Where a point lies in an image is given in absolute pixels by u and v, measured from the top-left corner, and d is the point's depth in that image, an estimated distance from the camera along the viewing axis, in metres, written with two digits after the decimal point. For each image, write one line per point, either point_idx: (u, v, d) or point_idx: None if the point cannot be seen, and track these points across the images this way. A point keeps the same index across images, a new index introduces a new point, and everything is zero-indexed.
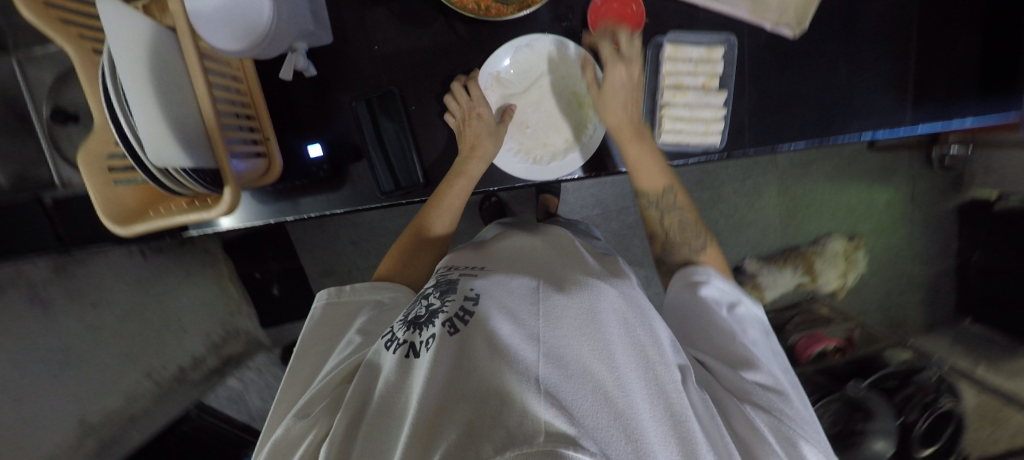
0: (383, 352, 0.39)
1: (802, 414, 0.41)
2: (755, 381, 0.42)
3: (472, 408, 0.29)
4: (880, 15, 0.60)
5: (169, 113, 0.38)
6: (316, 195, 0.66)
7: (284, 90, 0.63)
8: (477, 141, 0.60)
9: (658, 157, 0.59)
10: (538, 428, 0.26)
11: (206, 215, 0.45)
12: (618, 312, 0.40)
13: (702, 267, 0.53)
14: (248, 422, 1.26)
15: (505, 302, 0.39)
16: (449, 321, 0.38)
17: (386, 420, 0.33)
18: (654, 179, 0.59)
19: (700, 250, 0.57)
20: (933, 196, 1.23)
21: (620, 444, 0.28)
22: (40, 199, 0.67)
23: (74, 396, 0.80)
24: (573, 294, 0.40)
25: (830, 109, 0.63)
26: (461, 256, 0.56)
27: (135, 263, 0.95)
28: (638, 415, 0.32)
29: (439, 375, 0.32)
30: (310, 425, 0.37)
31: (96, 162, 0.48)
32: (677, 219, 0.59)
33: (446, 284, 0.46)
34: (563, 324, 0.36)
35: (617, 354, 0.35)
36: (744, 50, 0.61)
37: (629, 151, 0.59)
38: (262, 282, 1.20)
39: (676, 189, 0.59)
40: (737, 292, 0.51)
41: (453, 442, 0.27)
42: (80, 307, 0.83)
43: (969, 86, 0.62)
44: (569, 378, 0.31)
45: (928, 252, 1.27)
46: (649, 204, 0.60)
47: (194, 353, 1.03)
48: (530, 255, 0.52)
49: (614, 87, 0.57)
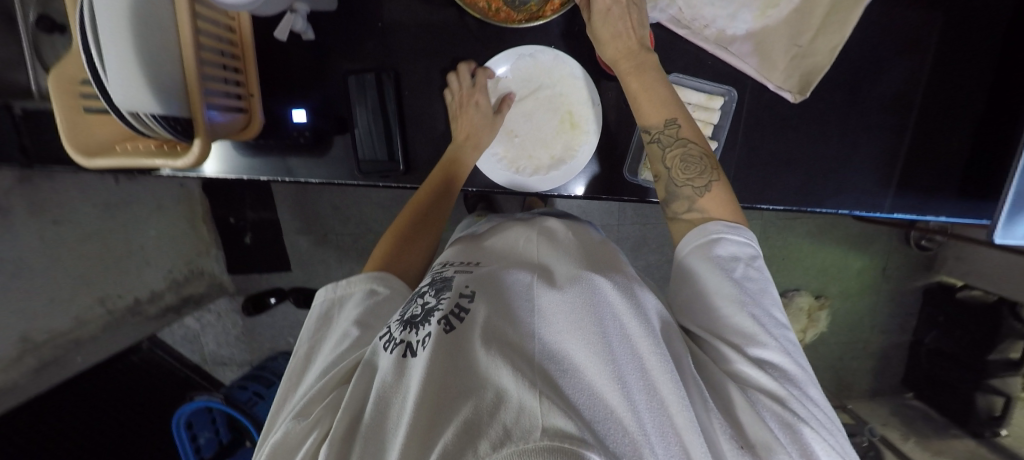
0: (382, 352, 0.39)
1: (808, 397, 0.38)
2: (758, 356, 0.39)
3: (469, 406, 0.29)
4: (878, 98, 0.62)
5: (146, 57, 0.37)
6: (307, 160, 0.65)
7: (282, 49, 0.62)
8: (474, 132, 0.61)
9: (663, 86, 0.53)
10: (536, 423, 0.25)
11: (172, 163, 0.44)
12: (613, 301, 0.38)
13: (708, 222, 0.47)
14: (200, 363, 1.30)
15: (500, 300, 0.39)
16: (445, 318, 0.38)
17: (384, 425, 0.32)
18: (660, 111, 0.52)
19: (703, 191, 0.50)
20: (901, 273, 1.28)
21: (620, 438, 0.28)
22: (9, 107, 0.65)
23: (24, 312, 0.78)
24: (567, 287, 0.39)
25: (816, 178, 0.64)
26: (457, 252, 0.56)
27: (105, 184, 0.92)
28: (638, 408, 0.31)
29: (435, 373, 0.33)
30: (311, 427, 0.36)
31: (69, 87, 0.49)
32: (682, 154, 0.51)
33: (441, 283, 0.45)
34: (558, 318, 0.36)
35: (614, 345, 0.34)
36: (743, 105, 0.61)
37: (629, 84, 0.53)
38: (235, 229, 1.19)
39: (682, 122, 0.52)
40: (747, 243, 0.45)
41: (450, 439, 0.26)
42: (41, 221, 0.79)
43: (949, 184, 0.63)
44: (564, 375, 0.31)
45: (887, 324, 1.31)
46: (653, 141, 0.53)
47: (153, 288, 1.02)
48: (528, 247, 0.52)
49: (605, 12, 0.53)
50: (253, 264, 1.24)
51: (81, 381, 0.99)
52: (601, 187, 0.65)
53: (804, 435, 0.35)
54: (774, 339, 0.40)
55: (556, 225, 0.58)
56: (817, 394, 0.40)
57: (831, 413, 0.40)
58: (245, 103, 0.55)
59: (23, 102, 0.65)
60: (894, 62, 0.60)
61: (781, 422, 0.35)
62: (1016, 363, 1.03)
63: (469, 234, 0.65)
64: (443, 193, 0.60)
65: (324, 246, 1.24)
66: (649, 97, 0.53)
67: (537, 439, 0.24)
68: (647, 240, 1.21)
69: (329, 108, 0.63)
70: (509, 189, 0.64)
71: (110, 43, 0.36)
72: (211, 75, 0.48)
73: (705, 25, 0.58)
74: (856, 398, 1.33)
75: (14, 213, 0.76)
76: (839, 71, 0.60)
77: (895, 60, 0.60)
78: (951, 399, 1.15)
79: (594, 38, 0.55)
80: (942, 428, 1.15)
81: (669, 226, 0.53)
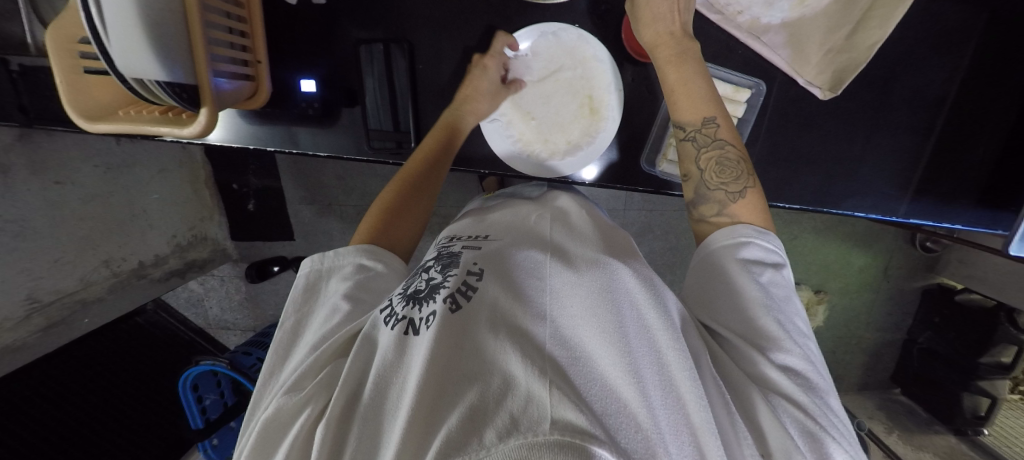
0: (381, 327, 0.38)
1: (827, 405, 0.38)
2: (781, 362, 0.39)
3: (475, 392, 0.28)
4: (910, 98, 0.59)
5: (150, 20, 0.35)
6: (316, 133, 0.63)
7: (292, 13, 0.59)
8: (471, 96, 0.59)
9: (701, 80, 0.52)
10: (545, 416, 0.24)
11: (180, 132, 0.43)
12: (630, 291, 0.37)
13: (737, 224, 0.47)
14: (203, 328, 1.32)
15: (514, 282, 0.38)
16: (451, 297, 0.38)
17: (382, 400, 0.32)
18: (698, 112, 0.52)
19: (736, 197, 0.49)
20: (902, 273, 1.29)
21: (633, 433, 0.27)
22: (6, 62, 0.63)
23: (30, 272, 0.77)
24: (583, 274, 0.38)
25: (835, 178, 0.63)
26: (463, 227, 0.56)
27: (106, 146, 0.90)
28: (654, 403, 0.29)
29: (440, 354, 0.32)
30: (304, 402, 0.36)
31: (67, 46, 0.47)
32: (719, 157, 0.51)
33: (448, 258, 0.46)
34: (572, 304, 0.35)
35: (631, 335, 0.33)
36: (770, 99, 0.60)
37: (669, 76, 0.53)
38: (239, 195, 1.17)
39: (721, 121, 0.51)
40: (775, 248, 0.45)
41: (455, 424, 0.26)
42: (44, 181, 0.78)
43: (971, 192, 0.62)
44: (575, 363, 0.31)
45: (883, 322, 1.32)
46: (687, 140, 0.53)
47: (157, 252, 1.02)
48: (541, 227, 0.50)
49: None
50: (255, 232, 1.24)
51: (88, 343, 1.05)
52: (616, 177, 0.63)
53: (826, 445, 0.35)
54: (798, 346, 0.40)
55: (569, 205, 0.57)
56: (838, 403, 0.40)
57: (849, 422, 0.40)
58: (252, 70, 0.52)
59: (20, 58, 0.63)
60: (932, 60, 0.58)
61: (800, 430, 0.35)
62: (1007, 368, 1.03)
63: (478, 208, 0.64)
64: (434, 161, 0.57)
65: (327, 217, 1.23)
66: (686, 94, 0.52)
67: (547, 433, 0.23)
68: (652, 227, 1.20)
69: (340, 80, 0.61)
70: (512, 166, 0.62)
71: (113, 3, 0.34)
72: (218, 39, 0.45)
73: (739, 11, 0.55)
74: (845, 390, 1.36)
75: (14, 170, 0.74)
76: (873, 68, 0.58)
77: (932, 59, 0.57)
78: (938, 397, 1.17)
79: (636, 17, 0.53)
80: (924, 424, 1.18)
81: (693, 228, 0.53)
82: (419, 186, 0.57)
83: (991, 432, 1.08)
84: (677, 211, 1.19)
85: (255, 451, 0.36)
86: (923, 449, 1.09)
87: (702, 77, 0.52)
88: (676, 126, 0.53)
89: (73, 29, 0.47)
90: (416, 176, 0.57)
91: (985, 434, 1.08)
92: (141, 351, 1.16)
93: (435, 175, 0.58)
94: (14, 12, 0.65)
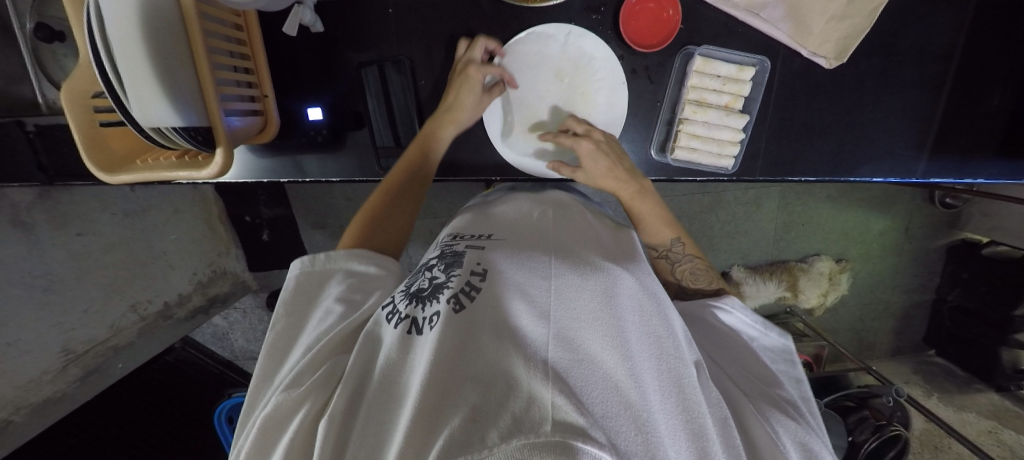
0: (384, 325, 0.39)
1: (810, 428, 0.39)
2: (781, 396, 0.41)
3: (477, 394, 0.28)
4: (917, 57, 0.58)
5: (161, 70, 0.36)
6: (319, 159, 0.64)
7: (290, 44, 0.60)
8: (456, 103, 0.58)
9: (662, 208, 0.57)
10: (546, 417, 0.24)
11: (198, 175, 0.44)
12: (632, 297, 0.37)
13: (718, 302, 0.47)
14: (231, 359, 1.34)
15: (514, 283, 0.37)
16: (454, 297, 0.37)
17: (387, 397, 0.32)
18: (662, 234, 0.56)
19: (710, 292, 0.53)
20: (925, 232, 1.26)
21: (634, 435, 0.25)
22: (22, 124, 0.64)
23: (62, 325, 0.79)
24: (587, 276, 0.37)
25: (847, 146, 0.62)
26: (465, 223, 0.55)
27: (121, 194, 0.92)
28: (653, 407, 0.29)
29: (444, 353, 0.32)
30: (302, 398, 0.36)
31: (82, 101, 0.49)
32: (691, 268, 0.55)
33: (451, 256, 0.45)
34: (575, 304, 0.34)
35: (632, 341, 0.32)
36: (775, 75, 0.59)
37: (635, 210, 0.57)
38: (252, 226, 1.20)
39: (684, 240, 0.56)
40: (751, 321, 0.47)
41: (458, 426, 0.25)
42: (65, 235, 0.81)
43: (991, 145, 0.60)
44: (578, 362, 0.29)
45: (909, 284, 1.29)
46: (663, 257, 0.57)
47: (180, 291, 1.03)
48: (544, 223, 0.49)
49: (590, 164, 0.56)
50: (271, 261, 1.25)
51: (121, 392, 1.04)
52: None
53: (818, 455, 0.37)
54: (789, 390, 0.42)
55: (568, 201, 0.56)
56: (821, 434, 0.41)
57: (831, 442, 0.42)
58: (260, 104, 0.53)
59: (34, 118, 0.64)
60: (936, 16, 0.57)
61: (795, 443, 0.37)
62: None
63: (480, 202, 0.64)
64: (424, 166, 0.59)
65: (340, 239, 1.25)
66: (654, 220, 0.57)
67: (547, 434, 0.22)
68: None
69: (346, 104, 0.62)
70: (515, 167, 0.64)
71: (124, 57, 0.35)
72: (224, 77, 0.46)
73: None
74: (877, 358, 1.33)
75: (38, 228, 0.77)
76: (875, 31, 0.58)
77: (936, 15, 0.57)
78: (976, 355, 1.14)
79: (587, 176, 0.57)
80: (964, 383, 1.16)
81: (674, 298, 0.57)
82: (400, 196, 0.57)
83: None
84: (687, 195, 1.19)
85: (254, 451, 0.35)
86: (966, 409, 1.10)
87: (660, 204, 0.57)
88: (648, 246, 0.58)
89: (86, 85, 0.49)
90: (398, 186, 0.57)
91: None
92: (173, 393, 1.16)
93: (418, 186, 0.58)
94: (23, 73, 0.67)
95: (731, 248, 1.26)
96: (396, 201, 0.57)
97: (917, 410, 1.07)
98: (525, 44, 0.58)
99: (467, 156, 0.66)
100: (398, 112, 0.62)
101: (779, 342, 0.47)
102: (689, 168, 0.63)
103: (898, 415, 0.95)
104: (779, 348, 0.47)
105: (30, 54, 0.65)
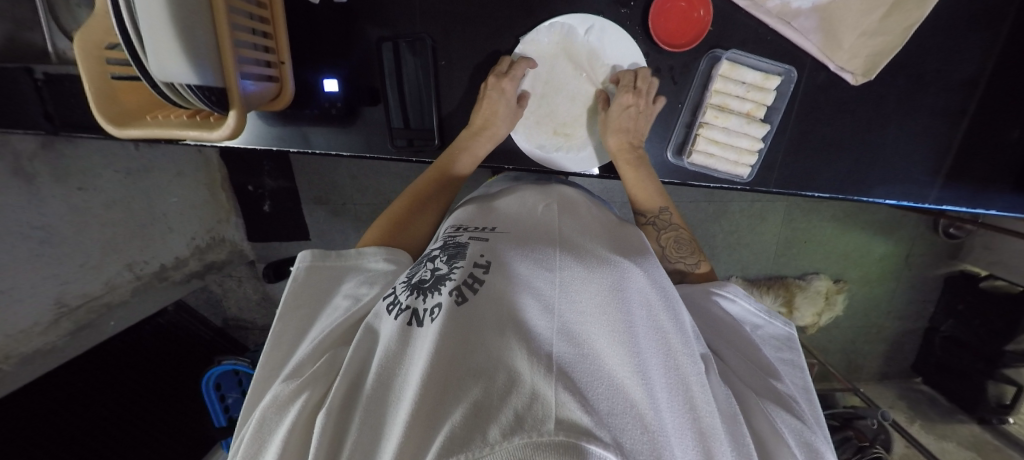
0: (383, 316, 0.38)
1: (814, 423, 0.39)
2: (781, 388, 0.40)
3: (479, 388, 0.28)
4: (943, 82, 0.58)
5: (183, 27, 0.35)
6: (329, 133, 0.63)
7: (311, 13, 0.59)
8: (489, 120, 0.58)
9: (653, 178, 0.57)
10: (549, 415, 0.24)
11: (208, 136, 0.43)
12: (641, 291, 0.36)
13: (718, 284, 0.48)
14: (222, 327, 1.34)
15: (520, 275, 0.37)
16: (457, 289, 0.37)
17: (385, 392, 0.32)
18: (651, 200, 0.56)
19: (692, 268, 0.52)
20: (925, 260, 1.26)
21: (639, 433, 0.26)
22: (31, 71, 0.63)
23: (56, 278, 0.78)
24: (594, 270, 0.37)
25: (862, 165, 0.61)
26: (468, 215, 0.55)
27: (125, 152, 0.91)
28: (660, 405, 0.29)
29: (446, 345, 0.31)
30: (301, 389, 0.35)
31: (95, 51, 0.48)
32: (675, 237, 0.55)
33: (454, 248, 0.45)
34: (581, 299, 0.34)
35: (639, 336, 0.32)
36: (799, 87, 0.59)
37: (625, 176, 0.58)
38: (255, 196, 1.19)
39: (673, 210, 0.56)
40: (754, 307, 0.47)
41: (459, 421, 0.25)
42: (67, 188, 0.80)
43: (1006, 177, 0.59)
44: (582, 361, 0.29)
45: (904, 310, 1.29)
46: (648, 224, 0.56)
47: (178, 255, 1.03)
48: (550, 215, 0.49)
49: (615, 113, 0.56)
50: (270, 233, 1.24)
51: (108, 349, 1.05)
52: None
53: (823, 451, 0.37)
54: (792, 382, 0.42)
55: (573, 195, 0.56)
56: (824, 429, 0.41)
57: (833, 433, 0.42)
58: (275, 71, 0.52)
59: (44, 66, 0.63)
60: (969, 41, 0.56)
61: (798, 440, 0.36)
62: None
63: (483, 193, 0.63)
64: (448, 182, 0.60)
65: (341, 217, 1.24)
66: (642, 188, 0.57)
67: (552, 433, 0.22)
68: None
69: (363, 78, 0.61)
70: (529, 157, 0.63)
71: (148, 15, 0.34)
72: (242, 40, 0.45)
73: None
74: (864, 381, 1.34)
75: (39, 179, 0.76)
76: (905, 51, 0.57)
77: (969, 39, 0.56)
78: (963, 386, 1.15)
79: (604, 126, 0.59)
80: (947, 413, 1.17)
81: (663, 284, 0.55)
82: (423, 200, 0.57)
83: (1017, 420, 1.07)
84: (693, 203, 1.19)
85: (252, 442, 0.34)
86: (946, 439, 1.10)
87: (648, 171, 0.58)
88: (636, 214, 0.58)
89: (101, 35, 0.48)
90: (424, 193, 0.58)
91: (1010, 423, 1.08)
92: (163, 353, 1.17)
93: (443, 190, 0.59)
94: (35, 19, 0.66)
95: (731, 259, 1.26)
96: (420, 206, 0.57)
97: (899, 435, 1.08)
98: (543, 33, 0.57)
99: None
100: (414, 92, 0.61)
101: (781, 330, 0.47)
102: (703, 173, 0.63)
103: (880, 438, 0.97)
104: (782, 335, 0.47)
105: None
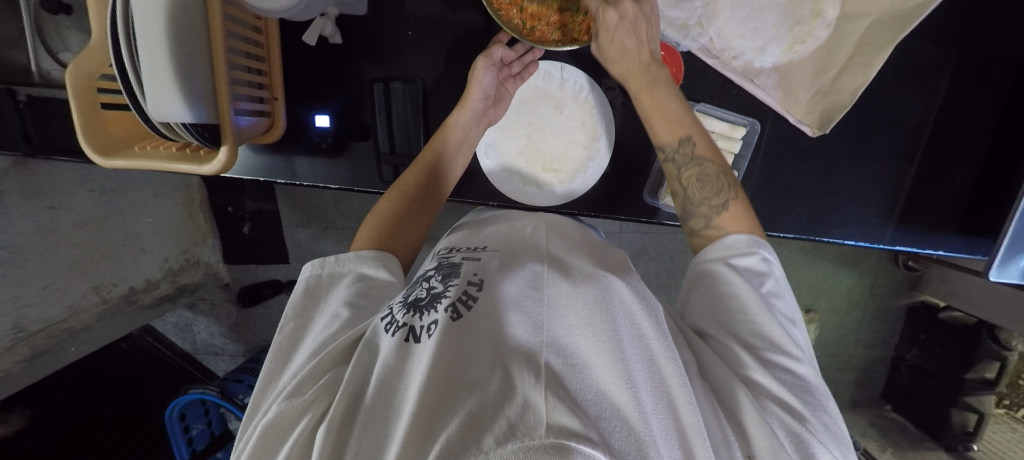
0: (382, 333, 0.38)
1: (821, 418, 0.37)
2: (783, 363, 0.39)
3: (474, 399, 0.28)
4: (891, 133, 0.64)
5: (181, 64, 0.37)
6: (318, 165, 0.64)
7: (307, 50, 0.61)
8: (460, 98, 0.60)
9: (675, 100, 0.55)
10: (540, 421, 0.24)
11: (200, 170, 0.44)
12: (624, 301, 0.38)
13: (724, 235, 0.48)
14: (191, 352, 1.29)
15: (509, 291, 0.38)
16: (452, 306, 0.38)
17: (383, 409, 0.31)
18: (673, 134, 0.54)
19: (720, 210, 0.51)
20: (888, 292, 1.33)
21: (626, 435, 0.26)
22: (13, 92, 0.63)
23: (14, 300, 0.75)
24: (580, 285, 0.38)
25: (823, 207, 0.66)
26: (460, 238, 0.56)
27: (103, 172, 0.89)
28: (647, 408, 0.29)
29: (441, 359, 0.32)
30: (304, 408, 0.35)
31: (85, 82, 0.48)
32: (699, 174, 0.53)
33: (448, 268, 0.46)
34: (567, 312, 0.35)
35: (625, 345, 0.33)
36: (763, 136, 0.64)
37: (644, 103, 0.56)
38: (233, 218, 1.16)
39: (697, 140, 0.54)
40: (771, 257, 0.46)
41: (454, 432, 0.26)
42: (37, 207, 0.78)
43: (950, 222, 0.65)
44: (572, 370, 0.30)
45: (872, 339, 1.35)
46: (669, 161, 0.55)
47: (149, 277, 0.99)
48: (539, 235, 0.50)
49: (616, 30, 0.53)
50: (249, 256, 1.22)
51: (52, 383, 0.98)
52: (612, 201, 0.66)
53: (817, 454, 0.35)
54: (800, 352, 0.40)
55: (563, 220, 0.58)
56: (829, 419, 0.38)
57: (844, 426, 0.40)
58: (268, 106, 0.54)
59: (28, 88, 0.63)
60: (910, 99, 0.62)
61: (787, 432, 0.35)
62: (991, 383, 1.06)
63: (473, 219, 0.65)
64: (426, 186, 0.59)
65: (323, 240, 1.23)
66: (664, 117, 0.55)
67: (542, 437, 0.23)
68: (647, 249, 1.22)
69: (354, 114, 0.63)
70: (511, 194, 0.64)
71: (148, 59, 0.36)
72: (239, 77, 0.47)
73: (733, 56, 0.59)
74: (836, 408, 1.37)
75: (8, 197, 0.74)
76: (856, 107, 0.62)
77: (911, 98, 0.62)
78: (928, 412, 1.20)
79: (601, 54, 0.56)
80: (916, 440, 1.21)
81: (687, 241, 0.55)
82: (410, 214, 0.57)
83: (980, 447, 1.12)
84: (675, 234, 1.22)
85: (255, 453, 0.35)
86: None
87: (675, 97, 0.55)
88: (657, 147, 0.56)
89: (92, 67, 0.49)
90: (401, 209, 0.57)
91: (974, 450, 1.12)
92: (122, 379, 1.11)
93: (424, 198, 0.59)
94: (20, 39, 0.66)
95: None
96: (400, 227, 0.56)
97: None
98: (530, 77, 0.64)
99: (467, 175, 0.67)
100: (401, 127, 0.63)
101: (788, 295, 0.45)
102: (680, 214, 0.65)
103: None
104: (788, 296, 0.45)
105: (32, 22, 0.65)
